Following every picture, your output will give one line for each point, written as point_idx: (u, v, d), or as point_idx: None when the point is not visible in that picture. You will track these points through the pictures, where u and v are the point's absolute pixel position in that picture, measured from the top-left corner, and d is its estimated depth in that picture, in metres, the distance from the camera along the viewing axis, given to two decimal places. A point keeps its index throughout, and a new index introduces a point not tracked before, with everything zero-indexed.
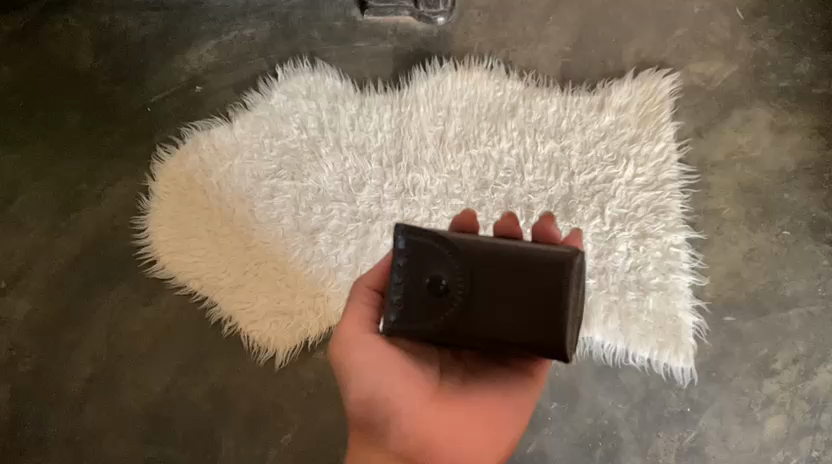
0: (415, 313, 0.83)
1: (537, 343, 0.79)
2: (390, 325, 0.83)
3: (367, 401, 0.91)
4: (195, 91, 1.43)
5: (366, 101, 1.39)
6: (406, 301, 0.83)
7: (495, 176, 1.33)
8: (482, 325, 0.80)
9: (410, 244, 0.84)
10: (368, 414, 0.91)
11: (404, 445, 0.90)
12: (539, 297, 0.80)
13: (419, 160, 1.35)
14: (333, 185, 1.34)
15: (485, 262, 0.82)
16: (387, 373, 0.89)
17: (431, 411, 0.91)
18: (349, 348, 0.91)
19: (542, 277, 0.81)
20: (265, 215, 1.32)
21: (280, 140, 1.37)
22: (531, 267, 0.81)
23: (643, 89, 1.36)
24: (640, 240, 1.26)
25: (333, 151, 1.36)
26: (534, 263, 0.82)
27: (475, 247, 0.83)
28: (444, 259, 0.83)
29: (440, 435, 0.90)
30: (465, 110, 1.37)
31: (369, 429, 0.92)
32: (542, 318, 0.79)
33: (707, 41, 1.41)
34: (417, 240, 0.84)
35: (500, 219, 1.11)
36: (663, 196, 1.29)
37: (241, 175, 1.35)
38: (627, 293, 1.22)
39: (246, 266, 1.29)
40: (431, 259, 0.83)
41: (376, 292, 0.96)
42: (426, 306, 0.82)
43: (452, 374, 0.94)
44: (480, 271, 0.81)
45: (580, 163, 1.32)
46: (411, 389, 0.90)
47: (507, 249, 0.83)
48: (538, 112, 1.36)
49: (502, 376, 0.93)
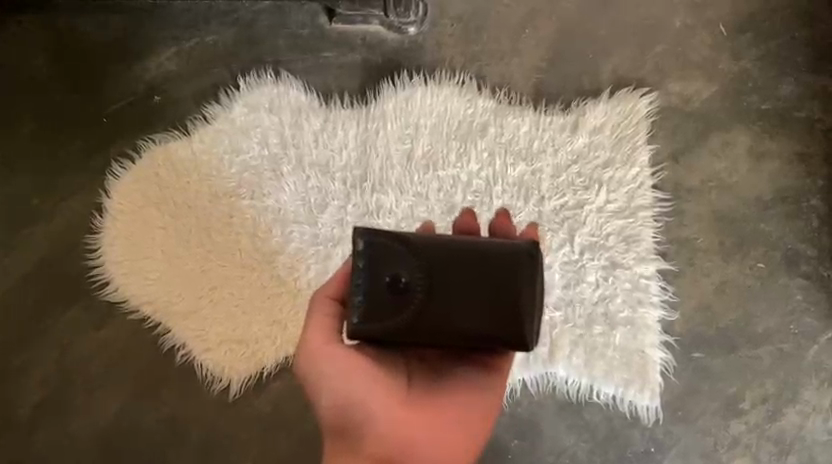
0: (378, 313, 0.83)
1: (498, 335, 0.83)
2: (354, 327, 0.82)
3: (340, 405, 0.87)
4: (154, 101, 1.37)
5: (332, 116, 1.34)
6: (369, 302, 0.82)
7: (463, 200, 1.29)
8: (447, 319, 0.82)
9: (370, 245, 0.84)
10: (343, 419, 0.87)
11: (380, 445, 0.86)
12: (499, 289, 0.84)
13: (385, 180, 1.30)
14: (295, 205, 1.28)
15: (445, 259, 0.84)
16: (359, 374, 0.87)
17: (405, 410, 0.89)
18: (317, 354, 0.88)
19: (501, 268, 0.84)
20: (223, 238, 1.27)
21: (241, 156, 1.32)
22: (489, 260, 0.85)
23: (619, 109, 1.32)
24: (609, 270, 1.22)
25: (295, 168, 1.31)
26: (492, 255, 0.85)
27: (435, 244, 0.85)
28: (405, 258, 0.84)
29: (416, 433, 0.87)
30: (434, 127, 1.33)
31: (344, 434, 0.87)
32: (503, 307, 0.83)
33: (688, 58, 1.37)
34: (377, 242, 0.84)
35: (458, 215, 1.08)
36: (635, 224, 1.25)
37: (199, 194, 1.30)
38: (593, 327, 1.18)
39: (203, 288, 1.24)
40: (393, 259, 0.84)
41: (336, 302, 0.91)
42: (389, 305, 0.82)
43: (420, 373, 0.92)
44: (442, 265, 0.84)
45: (551, 187, 1.28)
46: (383, 388, 0.88)
47: (465, 244, 0.86)
48: (509, 132, 1.32)
49: (472, 375, 0.93)
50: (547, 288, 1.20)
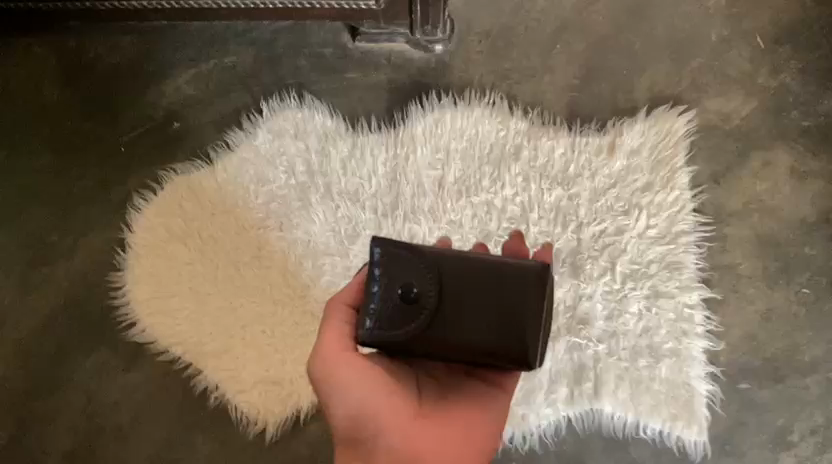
0: (390, 321, 0.84)
1: (503, 350, 0.84)
2: (366, 333, 0.84)
3: (355, 415, 0.85)
4: (172, 128, 1.32)
5: (359, 142, 1.29)
6: (381, 310, 0.84)
7: (498, 227, 1.25)
8: (454, 332, 0.83)
9: (385, 255, 0.85)
10: (356, 428, 0.84)
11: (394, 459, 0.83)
12: (507, 307, 0.86)
13: (417, 208, 1.25)
14: (325, 237, 1.24)
15: (456, 273, 0.86)
16: (374, 385, 0.85)
17: (419, 424, 0.86)
18: (336, 361, 0.86)
19: (511, 288, 0.86)
20: (252, 274, 1.23)
21: (266, 185, 1.27)
22: (499, 278, 0.87)
23: (657, 129, 1.28)
24: (653, 300, 1.19)
25: (324, 197, 1.26)
26: (504, 273, 0.87)
27: (449, 259, 0.86)
28: (418, 269, 0.85)
29: (430, 447, 0.85)
30: (465, 151, 1.28)
31: (357, 444, 0.85)
32: (510, 324, 0.85)
33: (725, 73, 1.32)
34: (392, 252, 0.86)
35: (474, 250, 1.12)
36: (676, 250, 1.21)
37: (225, 228, 1.25)
38: (638, 360, 1.16)
39: (232, 327, 1.20)
40: (406, 270, 0.85)
41: (353, 310, 0.90)
42: (400, 314, 0.84)
43: (430, 389, 0.92)
44: (453, 279, 0.85)
45: (589, 212, 1.24)
46: (399, 400, 0.86)
47: (477, 260, 0.88)
48: (544, 155, 1.27)
49: (481, 390, 0.93)
50: (588, 321, 1.18)
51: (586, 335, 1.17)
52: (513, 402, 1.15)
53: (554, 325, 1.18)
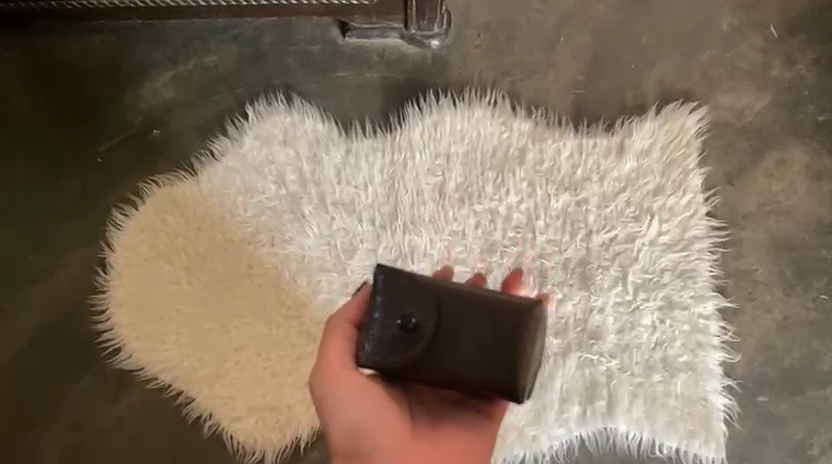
0: (388, 350, 0.82)
1: (495, 386, 0.82)
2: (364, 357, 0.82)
3: (353, 432, 0.83)
4: (151, 135, 1.22)
5: (354, 147, 1.21)
6: (380, 337, 0.82)
7: (503, 237, 1.18)
8: (448, 365, 0.81)
9: (389, 283, 0.83)
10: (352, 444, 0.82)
11: None
12: (501, 346, 0.82)
13: (417, 219, 1.19)
14: (320, 251, 1.17)
15: (457, 305, 0.83)
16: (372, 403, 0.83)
17: (415, 447, 0.83)
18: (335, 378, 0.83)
19: (507, 327, 0.82)
20: (243, 293, 1.16)
21: (255, 196, 1.19)
22: (496, 315, 0.83)
23: (667, 128, 1.21)
24: (667, 312, 1.14)
25: (318, 209, 1.19)
26: (500, 311, 0.83)
27: (450, 292, 0.83)
28: (419, 300, 0.83)
29: None
30: (467, 156, 1.21)
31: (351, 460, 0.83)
32: (504, 363, 0.82)
33: (737, 65, 1.25)
34: (396, 280, 0.83)
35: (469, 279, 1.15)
36: (690, 258, 1.16)
37: (213, 244, 1.17)
38: (652, 375, 1.11)
39: (225, 351, 1.13)
40: (408, 301, 0.83)
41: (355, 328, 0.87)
42: (398, 343, 0.82)
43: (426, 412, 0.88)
44: (452, 314, 0.82)
45: (599, 219, 1.18)
46: (396, 420, 0.83)
47: (477, 295, 0.84)
48: (549, 158, 1.20)
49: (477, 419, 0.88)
50: (600, 335, 1.13)
51: (598, 350, 1.12)
52: (523, 422, 1.11)
53: (564, 340, 1.13)
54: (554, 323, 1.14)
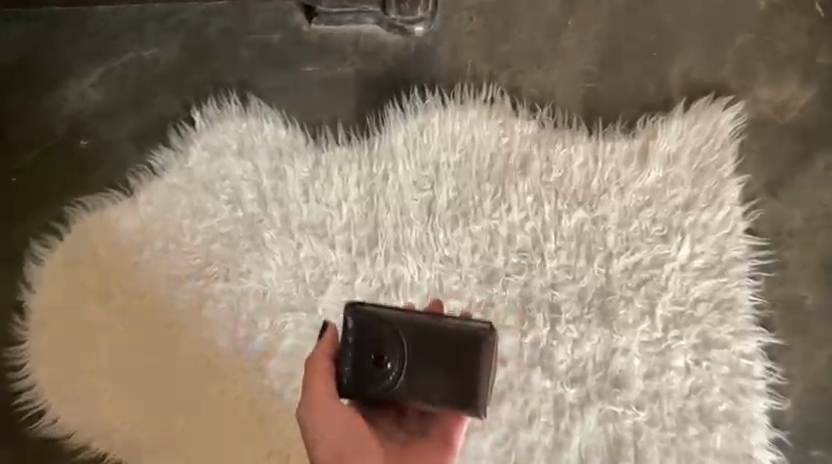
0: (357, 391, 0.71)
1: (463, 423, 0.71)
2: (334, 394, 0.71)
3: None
4: (79, 147, 1.02)
5: (323, 158, 1.00)
6: (350, 380, 0.70)
7: (506, 263, 0.98)
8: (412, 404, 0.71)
9: (360, 323, 0.71)
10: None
11: None
12: (469, 382, 0.70)
13: (401, 243, 0.98)
14: (285, 286, 0.96)
15: (424, 343, 0.70)
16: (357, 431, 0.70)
17: None
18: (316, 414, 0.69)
19: (473, 362, 0.70)
20: (193, 340, 0.96)
21: (206, 219, 0.98)
22: (459, 349, 0.70)
23: (697, 128, 1.02)
24: (703, 351, 0.95)
25: (281, 233, 0.98)
26: (463, 342, 0.70)
27: (410, 323, 0.70)
28: (382, 335, 0.71)
29: None
30: (460, 166, 1.00)
31: None
32: (466, 404, 0.70)
33: (779, 50, 1.05)
34: (366, 319, 0.71)
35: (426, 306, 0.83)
36: (729, 285, 0.97)
37: (156, 279, 0.97)
38: (688, 429, 0.93)
39: (174, 410, 0.94)
40: (370, 336, 0.71)
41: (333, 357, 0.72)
42: (367, 384, 0.70)
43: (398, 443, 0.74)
44: (418, 348, 0.70)
45: (619, 240, 0.99)
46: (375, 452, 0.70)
47: (442, 329, 0.70)
48: (559, 167, 1.01)
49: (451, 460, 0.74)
50: (625, 381, 0.95)
51: (623, 400, 0.94)
52: None
53: (582, 389, 0.95)
54: (569, 370, 0.95)
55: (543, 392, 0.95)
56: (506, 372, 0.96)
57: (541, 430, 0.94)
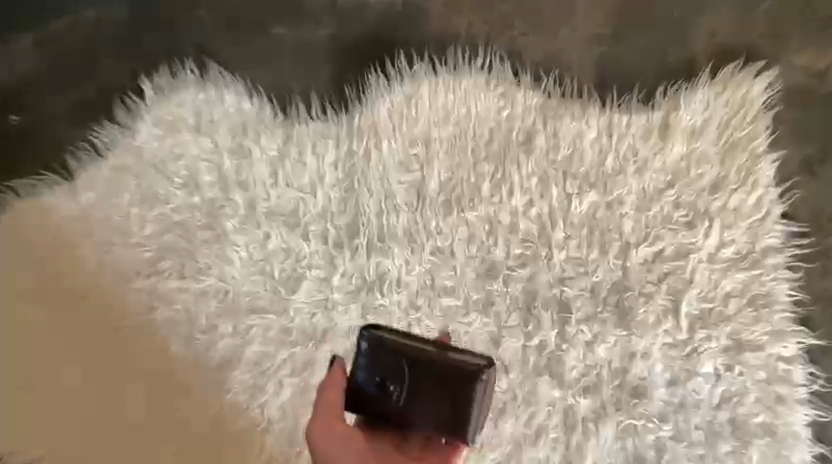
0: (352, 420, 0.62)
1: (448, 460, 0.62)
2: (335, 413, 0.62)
3: None
4: (10, 123, 0.89)
5: (295, 134, 0.86)
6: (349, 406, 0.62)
7: (507, 255, 0.85)
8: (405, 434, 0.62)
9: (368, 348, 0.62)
10: None
11: None
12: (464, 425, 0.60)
13: (386, 232, 0.84)
14: (251, 284, 0.82)
15: (424, 378, 0.60)
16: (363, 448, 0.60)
17: None
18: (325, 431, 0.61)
19: (476, 403, 0.60)
20: (142, 347, 0.82)
21: (157, 207, 0.84)
22: (458, 387, 0.60)
23: (725, 98, 0.89)
24: (735, 355, 0.83)
25: (245, 222, 0.84)
26: (467, 380, 0.60)
27: (415, 355, 0.61)
28: (386, 363, 0.61)
29: None
30: (453, 143, 0.87)
31: None
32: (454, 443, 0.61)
33: (816, 9, 0.91)
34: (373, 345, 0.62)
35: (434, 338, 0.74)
36: (764, 278, 0.85)
37: (100, 277, 0.84)
38: (719, 445, 0.81)
39: (120, 431, 0.80)
40: (374, 361, 0.62)
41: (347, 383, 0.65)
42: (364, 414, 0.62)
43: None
44: (419, 383, 0.60)
45: (638, 228, 0.86)
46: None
47: (446, 364, 0.61)
48: (568, 144, 0.87)
49: None
50: (646, 391, 0.82)
51: (644, 413, 0.81)
52: None
53: (596, 400, 0.82)
54: (582, 378, 0.82)
55: (552, 404, 0.82)
56: (509, 381, 0.82)
57: (549, 448, 0.81)
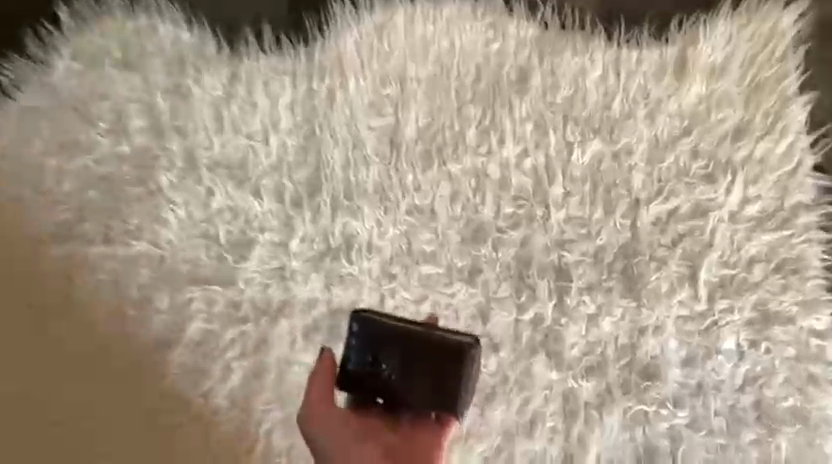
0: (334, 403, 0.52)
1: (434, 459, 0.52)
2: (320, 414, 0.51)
3: None
4: None
5: (243, 71, 0.72)
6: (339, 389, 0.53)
7: (497, 215, 0.72)
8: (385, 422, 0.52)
9: (360, 330, 0.52)
10: None
11: None
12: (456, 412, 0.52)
13: (353, 188, 0.71)
14: (192, 250, 0.69)
15: (415, 363, 0.52)
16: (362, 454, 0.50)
17: None
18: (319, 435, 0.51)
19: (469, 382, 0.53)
20: (60, 324, 0.68)
21: (77, 158, 0.70)
22: (451, 371, 0.52)
23: (751, 31, 0.76)
24: (761, 328, 0.71)
25: (184, 176, 0.70)
26: (462, 362, 0.52)
27: (405, 336, 0.52)
28: (377, 346, 0.52)
29: None
30: (433, 82, 0.73)
31: None
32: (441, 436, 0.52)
33: None
34: (367, 326, 0.52)
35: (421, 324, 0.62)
36: (794, 240, 0.73)
37: (7, 242, 0.69)
38: (742, 433, 0.70)
39: (32, 428, 0.67)
40: (364, 349, 0.52)
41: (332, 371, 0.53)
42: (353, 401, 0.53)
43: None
44: (410, 368, 0.52)
45: (650, 181, 0.73)
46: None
47: (441, 347, 0.52)
48: (568, 84, 0.74)
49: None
50: (659, 373, 0.70)
51: (656, 397, 0.70)
52: None
53: (601, 383, 0.70)
54: (584, 357, 0.70)
55: (549, 387, 0.70)
56: (499, 361, 0.70)
57: (546, 439, 0.69)
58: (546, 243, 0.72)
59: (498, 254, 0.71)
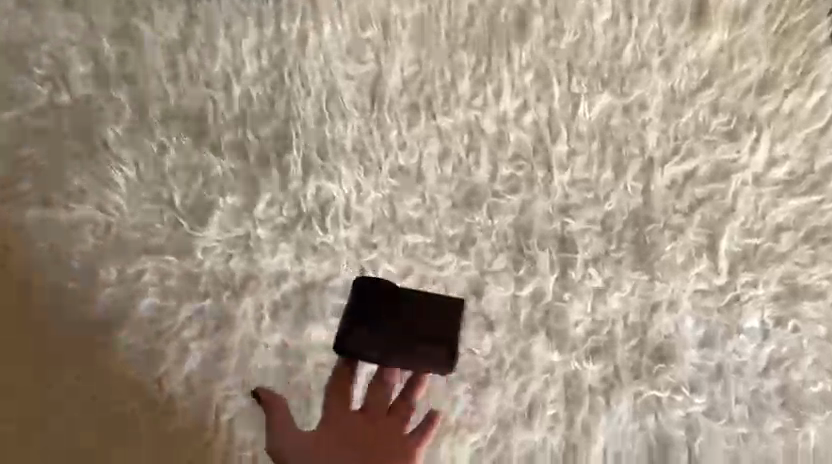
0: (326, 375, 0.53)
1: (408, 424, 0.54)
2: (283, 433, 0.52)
3: None
4: None
5: (201, 11, 0.62)
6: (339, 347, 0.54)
7: (493, 177, 0.63)
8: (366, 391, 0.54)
9: (360, 289, 0.54)
10: None
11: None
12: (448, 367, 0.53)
13: (329, 145, 0.62)
14: (142, 215, 0.60)
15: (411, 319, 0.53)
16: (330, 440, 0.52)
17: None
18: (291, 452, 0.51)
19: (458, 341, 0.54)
20: None
21: (10, 108, 0.61)
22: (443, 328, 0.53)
23: None
24: (788, 305, 0.63)
25: (134, 131, 0.61)
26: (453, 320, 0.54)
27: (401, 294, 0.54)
28: (376, 303, 0.54)
29: None
30: (421, 24, 0.64)
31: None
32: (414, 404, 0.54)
33: None
34: (366, 287, 0.54)
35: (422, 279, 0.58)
36: (827, 206, 0.65)
37: None
38: (766, 422, 0.62)
39: None
40: (362, 309, 0.54)
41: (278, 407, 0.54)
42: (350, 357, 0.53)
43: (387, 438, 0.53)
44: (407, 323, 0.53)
45: (665, 139, 0.65)
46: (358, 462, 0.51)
47: (434, 306, 0.54)
48: (574, 27, 0.65)
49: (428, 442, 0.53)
50: (674, 356, 0.62)
51: (670, 383, 0.62)
52: None
53: (609, 366, 0.62)
54: (590, 337, 0.62)
55: (550, 371, 0.62)
56: (494, 342, 0.62)
57: (546, 428, 0.62)
58: (548, 209, 0.64)
59: (493, 221, 0.63)
